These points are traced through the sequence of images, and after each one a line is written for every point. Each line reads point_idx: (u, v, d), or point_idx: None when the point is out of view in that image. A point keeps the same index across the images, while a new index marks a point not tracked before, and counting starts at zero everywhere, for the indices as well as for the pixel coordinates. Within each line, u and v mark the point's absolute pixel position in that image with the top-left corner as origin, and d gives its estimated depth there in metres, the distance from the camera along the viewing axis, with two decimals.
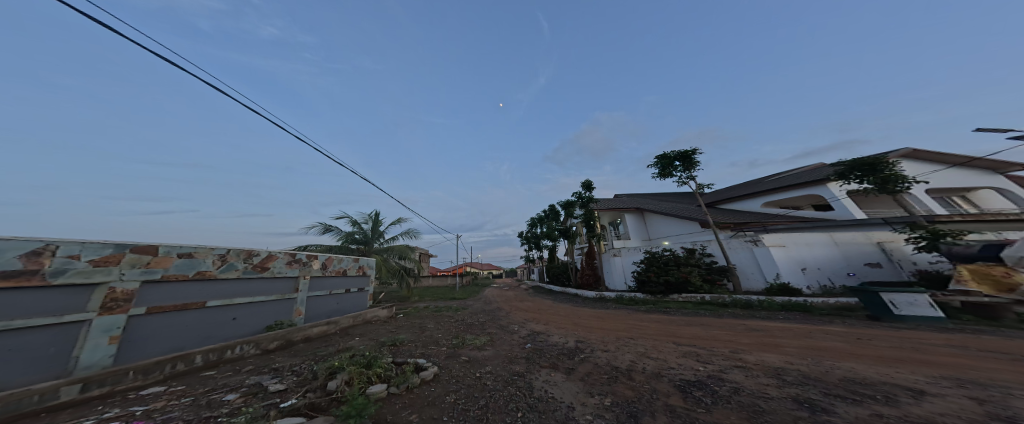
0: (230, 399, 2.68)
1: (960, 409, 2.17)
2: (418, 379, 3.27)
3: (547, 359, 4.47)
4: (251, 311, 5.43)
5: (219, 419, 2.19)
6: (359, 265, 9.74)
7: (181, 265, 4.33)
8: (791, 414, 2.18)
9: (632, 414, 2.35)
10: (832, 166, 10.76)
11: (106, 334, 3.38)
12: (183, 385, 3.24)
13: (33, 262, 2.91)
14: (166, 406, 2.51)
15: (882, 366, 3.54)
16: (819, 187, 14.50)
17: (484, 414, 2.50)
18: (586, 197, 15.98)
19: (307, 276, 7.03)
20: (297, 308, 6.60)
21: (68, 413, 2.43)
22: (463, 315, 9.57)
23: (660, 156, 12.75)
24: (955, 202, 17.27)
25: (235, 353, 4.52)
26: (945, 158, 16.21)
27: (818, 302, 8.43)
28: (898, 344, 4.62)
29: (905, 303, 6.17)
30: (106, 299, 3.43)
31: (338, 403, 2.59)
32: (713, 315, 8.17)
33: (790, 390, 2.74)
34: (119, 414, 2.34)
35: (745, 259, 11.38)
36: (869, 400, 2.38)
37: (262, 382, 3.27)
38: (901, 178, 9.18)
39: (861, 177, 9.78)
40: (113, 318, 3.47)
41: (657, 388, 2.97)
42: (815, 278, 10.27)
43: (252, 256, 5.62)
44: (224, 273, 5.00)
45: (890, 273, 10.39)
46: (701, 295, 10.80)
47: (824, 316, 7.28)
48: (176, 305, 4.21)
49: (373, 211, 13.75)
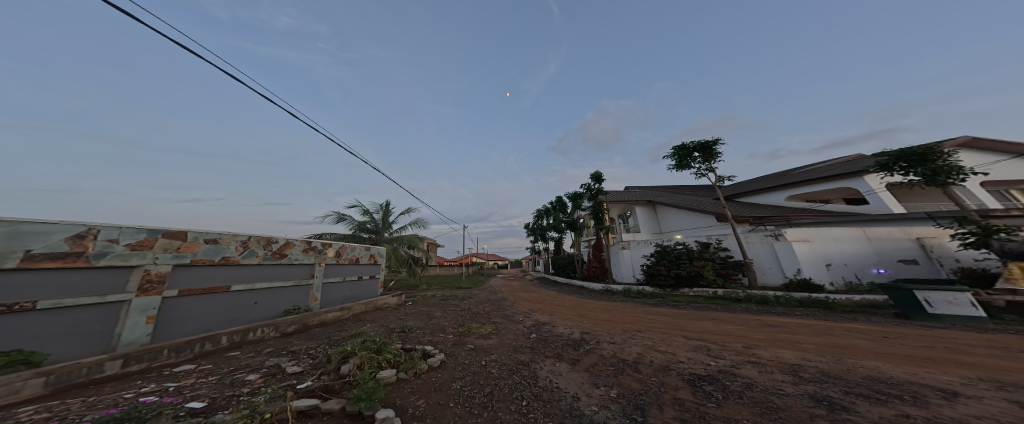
0: (251, 379, 2.87)
1: (1000, 412, 2.01)
2: (426, 365, 3.37)
3: (552, 349, 4.52)
4: (272, 295, 5.77)
5: (242, 398, 2.36)
6: (371, 253, 10.07)
7: (208, 250, 4.57)
8: (807, 412, 2.08)
9: (638, 407, 2.32)
10: (874, 156, 9.80)
11: (144, 314, 3.66)
12: (210, 364, 3.52)
13: (79, 244, 3.16)
14: (194, 383, 2.72)
15: (912, 365, 3.32)
16: (854, 178, 13.34)
17: (489, 401, 2.56)
18: (595, 189, 15.60)
19: (322, 264, 7.34)
20: (314, 293, 6.98)
21: (110, 386, 2.69)
22: (469, 305, 9.80)
23: (677, 147, 12.12)
24: (1014, 195, 15.46)
25: (257, 335, 4.82)
26: (1005, 146, 14.53)
27: (841, 299, 7.99)
28: (930, 343, 4.33)
29: (941, 301, 5.73)
30: (143, 281, 3.69)
31: (350, 386, 2.71)
32: (726, 310, 7.95)
33: (807, 387, 2.63)
34: (154, 389, 2.55)
35: (762, 254, 10.92)
36: (895, 401, 2.23)
37: (280, 364, 3.49)
38: (956, 170, 8.26)
39: (908, 169, 8.87)
40: (149, 299, 3.74)
41: (665, 382, 2.92)
42: (840, 274, 9.72)
43: (271, 243, 5.88)
44: (247, 259, 5.28)
45: (926, 271, 9.62)
46: (713, 289, 10.59)
47: (847, 314, 6.90)
48: (205, 288, 4.50)
49: (384, 201, 14.06)
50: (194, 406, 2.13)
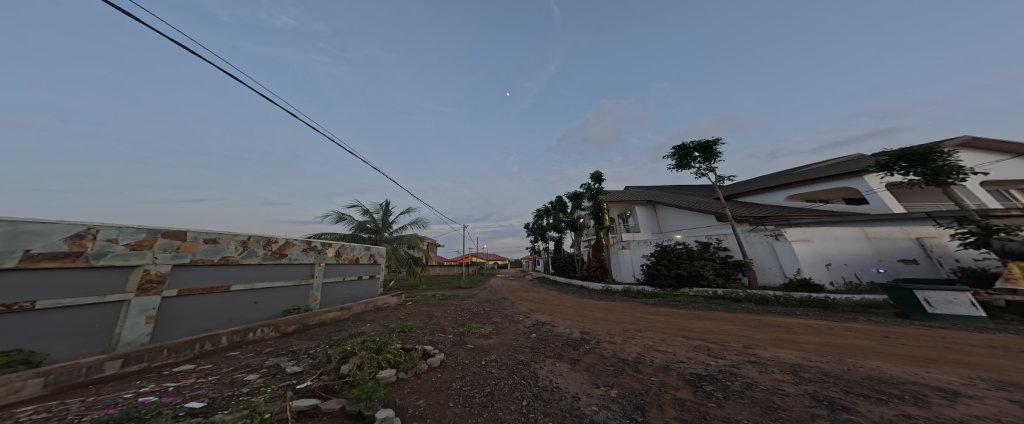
0: (251, 379, 2.86)
1: (1000, 411, 2.01)
2: (426, 365, 3.37)
3: (552, 349, 4.51)
4: (272, 295, 5.76)
5: (242, 398, 2.35)
6: (371, 253, 10.07)
7: (207, 250, 4.57)
8: (808, 411, 2.08)
9: (639, 407, 2.32)
10: (874, 156, 9.79)
11: (143, 314, 3.65)
12: (210, 364, 3.52)
13: (78, 244, 3.15)
14: (194, 383, 2.72)
15: (912, 365, 3.32)
16: (854, 178, 13.33)
17: (489, 401, 2.55)
18: (596, 189, 15.58)
19: (322, 264, 7.33)
20: (314, 293, 6.97)
21: (110, 386, 2.68)
22: (469, 304, 9.80)
23: (677, 146, 12.11)
24: (1014, 195, 15.46)
25: (256, 335, 4.81)
26: (1005, 146, 14.53)
27: (841, 299, 7.99)
28: (931, 343, 4.33)
29: (941, 301, 5.73)
30: (142, 281, 3.68)
31: (350, 386, 2.71)
32: (726, 310, 7.95)
33: (808, 387, 2.63)
34: (154, 389, 2.55)
35: (762, 253, 10.93)
36: (896, 401, 2.23)
37: (279, 364, 3.48)
38: (957, 170, 8.25)
39: (908, 169, 8.85)
40: (149, 299, 3.73)
41: (666, 382, 2.92)
42: (840, 274, 9.72)
43: (271, 243, 5.87)
44: (246, 259, 5.27)
45: (926, 271, 9.62)
46: (712, 289, 10.59)
47: (847, 313, 6.91)
48: (205, 288, 4.49)
49: (384, 201, 14.06)
50: (193, 406, 2.12)
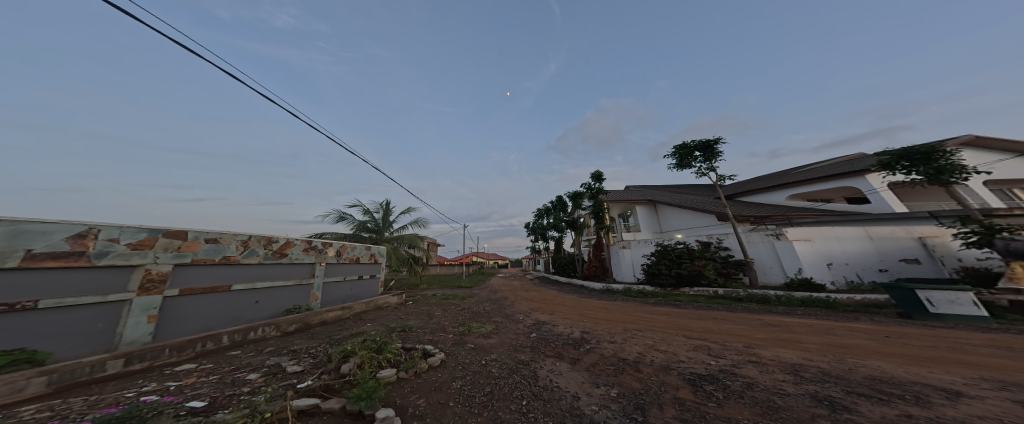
0: (252, 378, 2.87)
1: (1003, 412, 2.00)
2: (426, 364, 3.38)
3: (552, 349, 4.51)
4: (272, 295, 5.77)
5: (242, 397, 2.36)
6: (372, 252, 10.08)
7: (209, 249, 4.58)
8: (808, 412, 2.07)
9: (639, 407, 2.31)
10: (876, 155, 9.74)
11: (145, 313, 3.67)
12: (211, 363, 3.52)
13: (79, 244, 3.16)
14: (195, 382, 2.73)
15: (914, 365, 3.30)
16: (856, 177, 13.28)
17: (489, 401, 2.55)
18: (596, 188, 15.55)
19: (322, 263, 7.33)
20: (314, 293, 6.97)
21: (112, 385, 2.69)
22: (470, 304, 9.81)
23: (678, 146, 12.09)
24: (1017, 194, 15.37)
25: (257, 334, 4.83)
26: (1008, 145, 14.45)
27: (842, 299, 7.97)
28: (934, 343, 4.30)
29: (944, 301, 5.70)
30: (143, 280, 3.69)
31: (350, 386, 2.70)
32: (726, 309, 7.93)
33: (809, 387, 2.61)
34: (155, 388, 2.56)
35: (763, 253, 10.90)
36: (898, 401, 2.22)
37: (280, 363, 3.48)
38: (959, 169, 8.20)
39: (910, 168, 8.81)
40: (150, 298, 3.74)
41: (666, 381, 2.92)
42: (841, 273, 9.70)
43: (272, 243, 5.88)
44: (247, 258, 5.29)
45: (928, 270, 9.58)
46: (713, 289, 10.57)
47: (848, 313, 6.89)
48: (206, 287, 4.51)
49: (384, 201, 14.09)
50: (194, 405, 2.13)
